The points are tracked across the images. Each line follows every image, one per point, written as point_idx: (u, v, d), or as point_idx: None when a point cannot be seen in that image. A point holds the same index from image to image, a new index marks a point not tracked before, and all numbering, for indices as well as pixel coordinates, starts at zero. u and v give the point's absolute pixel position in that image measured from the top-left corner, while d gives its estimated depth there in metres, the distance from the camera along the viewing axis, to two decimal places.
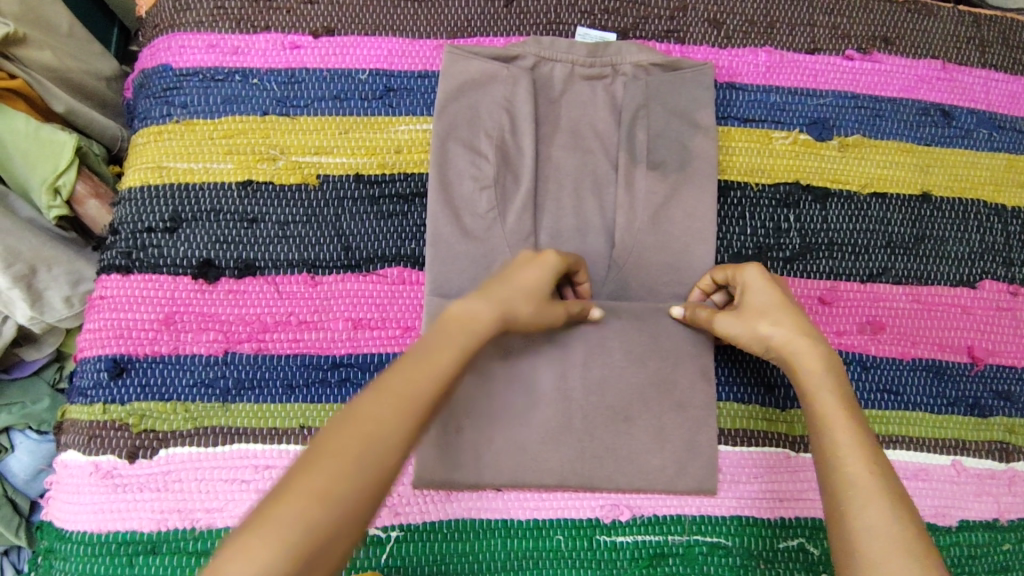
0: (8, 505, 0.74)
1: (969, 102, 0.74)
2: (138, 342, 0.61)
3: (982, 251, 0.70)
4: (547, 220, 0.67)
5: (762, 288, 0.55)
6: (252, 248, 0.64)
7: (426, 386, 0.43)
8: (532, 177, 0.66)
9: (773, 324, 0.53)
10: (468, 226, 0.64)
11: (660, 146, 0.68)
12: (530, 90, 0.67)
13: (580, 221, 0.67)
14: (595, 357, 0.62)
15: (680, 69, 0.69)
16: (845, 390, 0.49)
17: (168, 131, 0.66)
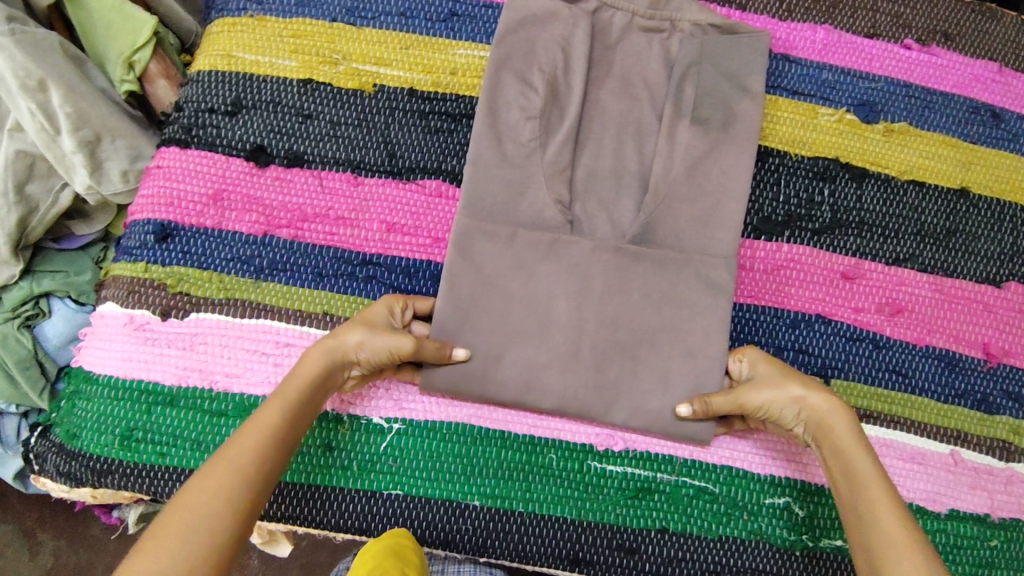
0: (36, 367, 0.74)
1: (1021, 108, 0.74)
2: (186, 211, 0.65)
3: (1013, 253, 0.70)
4: (585, 156, 0.68)
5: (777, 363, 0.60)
6: (303, 141, 0.67)
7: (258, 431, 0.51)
8: (578, 111, 0.67)
9: (807, 390, 0.57)
10: (508, 151, 0.65)
11: (707, 103, 0.68)
12: (588, 33, 0.68)
13: (618, 163, 0.68)
14: (614, 291, 0.63)
15: (738, 33, 0.69)
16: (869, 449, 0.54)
17: (241, 23, 0.69)
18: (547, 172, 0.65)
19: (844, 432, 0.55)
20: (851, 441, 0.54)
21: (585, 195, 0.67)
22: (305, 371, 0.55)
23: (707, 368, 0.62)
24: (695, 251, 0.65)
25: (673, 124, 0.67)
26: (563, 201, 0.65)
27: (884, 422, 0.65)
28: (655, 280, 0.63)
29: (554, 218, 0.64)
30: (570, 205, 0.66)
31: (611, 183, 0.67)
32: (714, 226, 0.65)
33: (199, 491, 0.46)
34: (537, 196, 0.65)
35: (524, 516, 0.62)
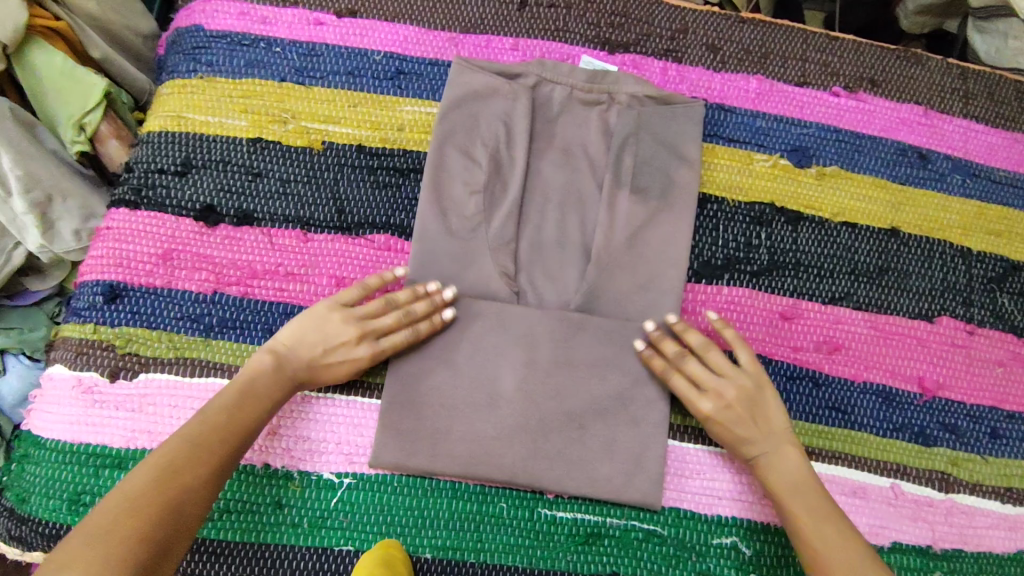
0: None
1: (947, 148, 0.78)
2: (136, 271, 0.65)
3: (943, 288, 0.74)
4: (528, 231, 0.71)
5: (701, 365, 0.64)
6: (253, 200, 0.68)
7: (234, 445, 0.56)
8: (521, 182, 0.71)
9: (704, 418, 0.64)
10: (454, 226, 0.69)
11: (646, 172, 0.73)
12: (529, 108, 0.73)
13: (562, 234, 0.72)
14: (561, 339, 0.66)
15: (673, 103, 0.74)
16: (783, 466, 0.61)
17: (192, 84, 0.71)
18: (494, 245, 0.69)
19: (775, 474, 0.61)
20: (785, 483, 0.60)
21: (531, 264, 0.70)
22: (273, 398, 0.59)
23: (649, 410, 0.65)
24: (635, 316, 0.69)
25: (612, 191, 0.72)
26: (509, 272, 0.69)
27: (825, 458, 0.67)
28: (598, 334, 0.67)
29: (501, 288, 0.68)
30: (516, 274, 0.70)
31: (556, 254, 0.71)
32: (652, 294, 0.69)
33: (168, 489, 0.50)
34: (484, 268, 0.68)
35: (477, 566, 0.62)
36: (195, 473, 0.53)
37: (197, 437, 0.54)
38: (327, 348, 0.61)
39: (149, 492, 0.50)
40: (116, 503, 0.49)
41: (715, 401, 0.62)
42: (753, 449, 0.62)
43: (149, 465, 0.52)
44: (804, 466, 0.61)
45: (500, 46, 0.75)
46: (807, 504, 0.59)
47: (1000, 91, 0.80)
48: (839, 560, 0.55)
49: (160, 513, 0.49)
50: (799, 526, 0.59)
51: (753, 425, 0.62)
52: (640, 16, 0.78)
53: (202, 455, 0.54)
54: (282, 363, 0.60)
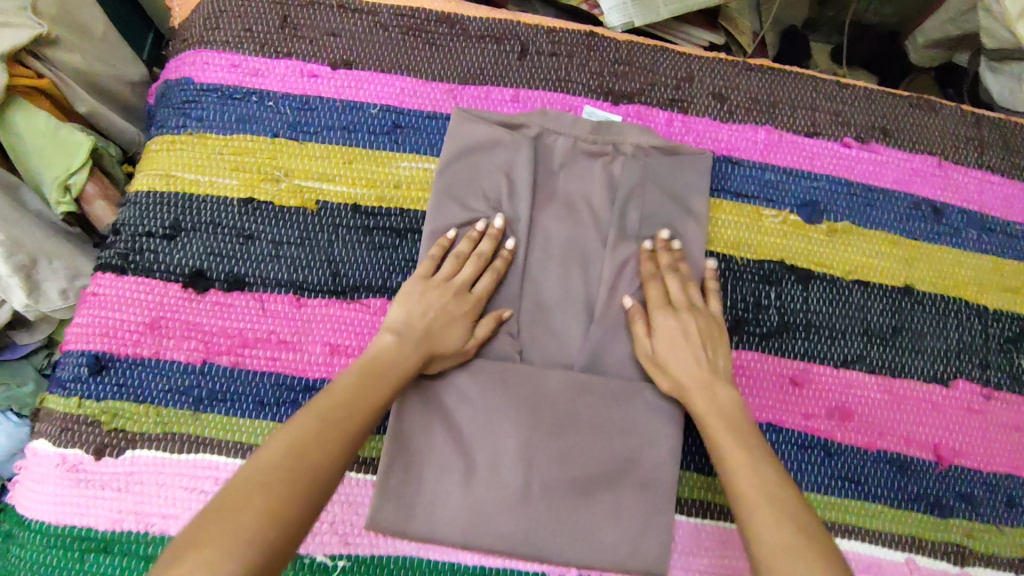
0: None
1: (962, 201, 0.75)
2: (122, 342, 0.63)
3: (959, 350, 0.71)
4: (530, 291, 0.68)
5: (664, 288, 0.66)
6: (243, 263, 0.65)
7: (357, 414, 0.52)
8: (523, 240, 0.69)
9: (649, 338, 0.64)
10: None
11: (651, 228, 0.70)
12: (530, 162, 0.70)
13: (565, 294, 0.68)
14: (564, 405, 0.63)
15: (680, 155, 0.72)
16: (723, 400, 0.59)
17: (181, 141, 0.69)
18: (494, 305, 0.67)
19: (707, 407, 0.58)
20: (715, 415, 0.57)
21: (532, 326, 0.68)
22: (398, 368, 0.56)
23: (656, 483, 0.63)
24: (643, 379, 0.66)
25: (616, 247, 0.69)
26: (511, 333, 0.66)
27: (838, 532, 0.65)
28: (603, 399, 0.64)
29: (503, 349, 0.66)
30: (519, 334, 0.67)
31: (559, 316, 0.68)
32: None
33: (297, 461, 0.46)
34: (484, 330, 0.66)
35: None
36: (329, 451, 0.48)
37: (326, 414, 0.50)
38: (443, 316, 0.61)
39: (286, 467, 0.45)
40: (251, 479, 0.44)
41: (668, 316, 0.63)
42: (680, 373, 0.61)
43: (297, 439, 0.48)
44: (709, 400, 0.58)
45: (500, 97, 0.73)
46: (735, 436, 0.55)
47: (1015, 141, 0.78)
48: (755, 487, 0.51)
49: (301, 492, 0.45)
50: (722, 458, 0.54)
51: (695, 350, 0.61)
52: (644, 64, 0.75)
53: (335, 434, 0.49)
54: (399, 342, 0.58)
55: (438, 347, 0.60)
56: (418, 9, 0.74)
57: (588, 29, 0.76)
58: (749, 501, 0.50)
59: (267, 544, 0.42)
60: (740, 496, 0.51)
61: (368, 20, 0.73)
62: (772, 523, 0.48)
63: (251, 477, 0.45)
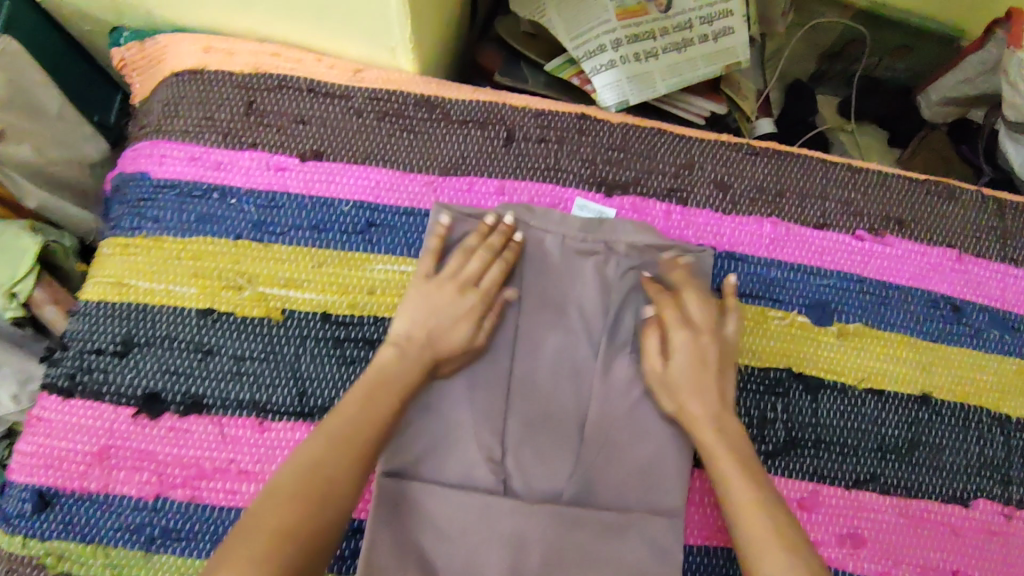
0: None
1: (983, 298, 0.69)
2: (69, 475, 0.58)
3: (979, 465, 0.66)
4: (517, 405, 0.62)
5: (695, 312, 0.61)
6: (202, 383, 0.60)
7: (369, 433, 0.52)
8: (508, 351, 0.63)
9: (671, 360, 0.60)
10: (430, 403, 0.61)
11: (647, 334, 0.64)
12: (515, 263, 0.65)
13: (553, 410, 0.62)
14: (551, 540, 0.58)
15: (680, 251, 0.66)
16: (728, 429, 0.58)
17: (135, 244, 0.63)
18: (476, 417, 0.61)
19: (707, 431, 0.57)
20: (716, 441, 0.57)
21: (518, 446, 0.61)
22: (407, 380, 0.56)
23: None
24: (638, 507, 0.61)
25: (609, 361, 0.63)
26: (493, 457, 0.60)
27: None
28: (593, 531, 0.59)
29: (484, 477, 0.60)
30: (502, 457, 0.61)
31: (547, 435, 0.62)
32: (654, 482, 0.61)
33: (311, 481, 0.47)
34: (466, 451, 0.60)
35: None
36: (334, 478, 0.48)
37: (333, 436, 0.50)
38: (441, 318, 0.59)
39: (295, 496, 0.46)
40: (265, 510, 0.45)
41: (680, 331, 0.61)
42: (685, 399, 0.59)
43: (305, 467, 0.48)
44: (716, 426, 0.57)
45: (484, 189, 0.67)
46: (743, 467, 0.55)
47: None
48: (756, 520, 0.51)
49: (309, 519, 0.46)
50: (723, 489, 0.54)
51: (708, 375, 0.59)
52: (640, 150, 0.69)
53: (343, 456, 0.49)
54: (402, 355, 0.57)
55: (439, 346, 0.58)
56: (396, 91, 0.68)
57: (581, 111, 0.70)
58: (749, 526, 0.51)
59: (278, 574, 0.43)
60: (742, 526, 0.51)
61: (340, 105, 0.67)
62: (774, 557, 0.49)
63: (265, 508, 0.46)
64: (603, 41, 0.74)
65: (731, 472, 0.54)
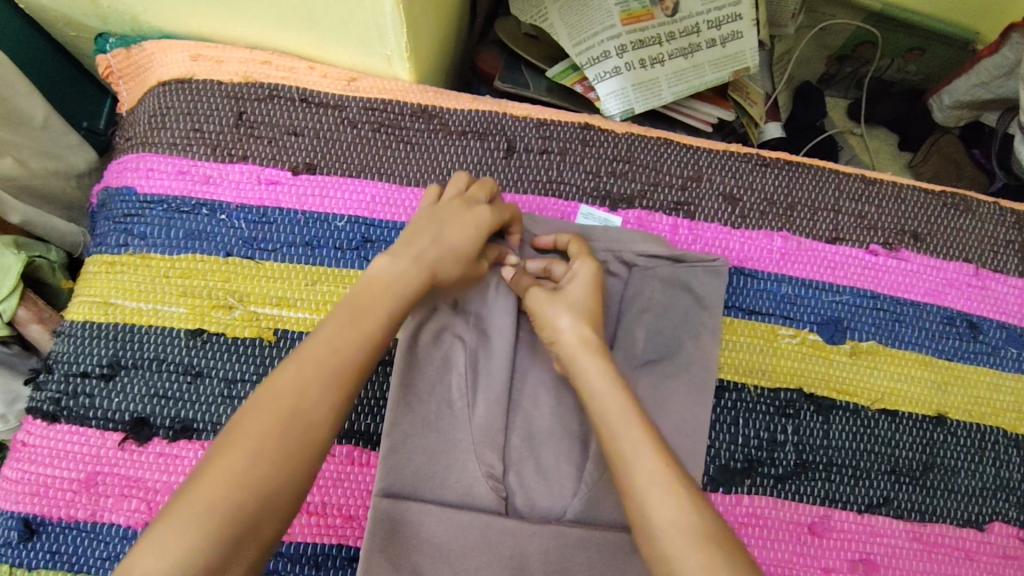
0: None
1: (1000, 314, 0.67)
2: (54, 502, 0.56)
3: (994, 488, 0.64)
4: (518, 421, 0.60)
5: (582, 283, 0.58)
6: (192, 407, 0.58)
7: (346, 357, 0.47)
8: (508, 364, 0.60)
9: (567, 318, 0.56)
10: (428, 416, 0.58)
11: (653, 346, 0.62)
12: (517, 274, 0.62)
13: (557, 425, 0.60)
14: (555, 564, 0.55)
15: (689, 261, 0.63)
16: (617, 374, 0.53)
17: (122, 262, 0.61)
18: (476, 434, 0.58)
19: (597, 369, 0.53)
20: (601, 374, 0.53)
21: (520, 462, 0.59)
22: (399, 289, 0.52)
23: None
24: None
25: None
26: (495, 473, 0.58)
27: None
28: (601, 555, 0.56)
29: (485, 495, 0.57)
30: (504, 474, 0.58)
31: (550, 449, 0.60)
32: None
33: (271, 422, 0.43)
34: (465, 468, 0.58)
35: None
36: (309, 407, 0.44)
37: (305, 366, 0.45)
38: (442, 230, 0.56)
39: (262, 429, 0.43)
40: (221, 465, 0.41)
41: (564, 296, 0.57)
42: (571, 332, 0.55)
43: (281, 388, 0.44)
44: (601, 360, 0.54)
45: None
46: (634, 406, 0.50)
47: None
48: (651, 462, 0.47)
49: (276, 448, 0.42)
50: (608, 428, 0.50)
51: (586, 304, 0.57)
52: (646, 162, 0.67)
53: (313, 390, 0.45)
54: (401, 258, 0.53)
55: (440, 243, 0.55)
56: (392, 101, 0.66)
57: (584, 120, 0.68)
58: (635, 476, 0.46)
59: (235, 507, 0.40)
60: (632, 467, 0.47)
61: (334, 115, 0.65)
62: (664, 499, 0.45)
63: (236, 433, 0.43)
64: (607, 47, 0.71)
65: (622, 424, 0.49)
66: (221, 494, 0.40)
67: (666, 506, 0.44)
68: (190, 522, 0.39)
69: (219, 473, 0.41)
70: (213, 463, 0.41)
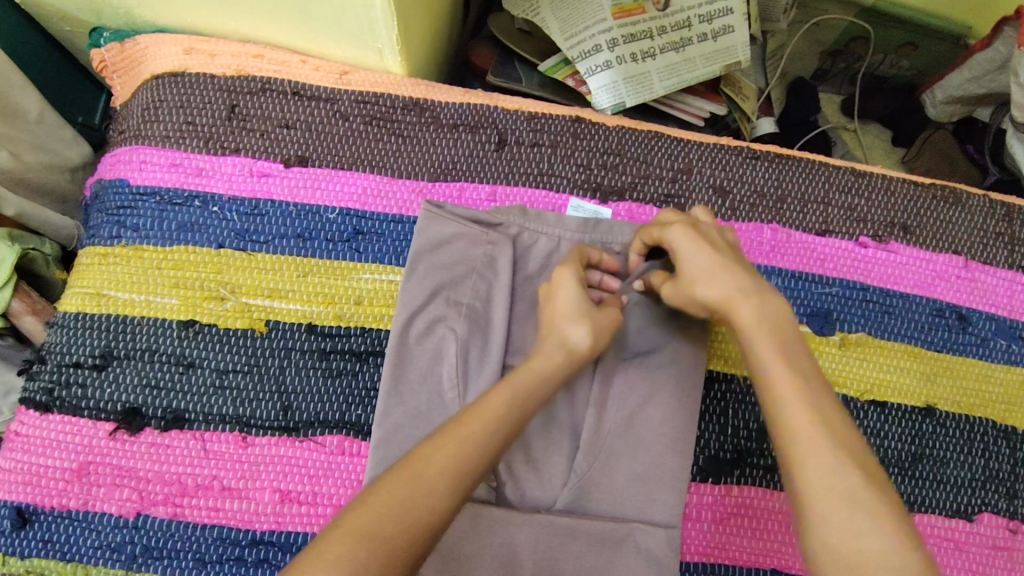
0: None
1: (989, 306, 0.67)
2: (47, 492, 0.56)
3: (984, 479, 0.64)
4: None
5: (693, 247, 0.54)
6: (184, 397, 0.58)
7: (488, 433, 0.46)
8: (501, 352, 0.60)
9: (711, 285, 0.52)
10: (419, 406, 0.58)
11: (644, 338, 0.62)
12: (510, 263, 0.62)
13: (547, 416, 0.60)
14: (543, 552, 0.56)
15: None
16: (787, 347, 0.48)
17: (115, 254, 0.61)
18: None
19: (750, 321, 0.49)
20: (758, 322, 0.49)
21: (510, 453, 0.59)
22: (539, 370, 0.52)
23: None
24: (636, 518, 0.58)
25: (605, 369, 0.61)
26: None
27: None
28: (589, 543, 0.57)
29: (476, 486, 0.57)
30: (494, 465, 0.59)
31: (541, 440, 0.59)
32: (653, 495, 0.58)
33: (417, 481, 0.42)
34: None
35: None
36: (475, 457, 0.45)
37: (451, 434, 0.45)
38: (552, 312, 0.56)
39: (410, 490, 0.42)
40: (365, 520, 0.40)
41: (694, 254, 0.54)
42: (713, 289, 0.52)
43: (447, 442, 0.45)
44: (757, 317, 0.50)
45: (475, 195, 0.65)
46: (804, 384, 0.46)
47: None
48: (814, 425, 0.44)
49: (419, 510, 0.41)
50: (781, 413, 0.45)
51: (714, 261, 0.53)
52: (636, 155, 0.67)
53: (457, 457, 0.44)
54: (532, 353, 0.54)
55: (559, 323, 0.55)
56: (384, 95, 0.66)
57: (575, 113, 0.68)
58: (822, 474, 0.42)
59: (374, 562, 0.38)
60: (808, 463, 0.43)
61: (326, 109, 0.65)
62: (858, 515, 0.41)
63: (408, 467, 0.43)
64: (598, 41, 0.72)
65: (798, 409, 0.45)
66: (364, 545, 0.39)
67: (827, 469, 0.42)
68: (360, 548, 0.38)
69: (360, 530, 0.39)
70: (379, 495, 0.41)
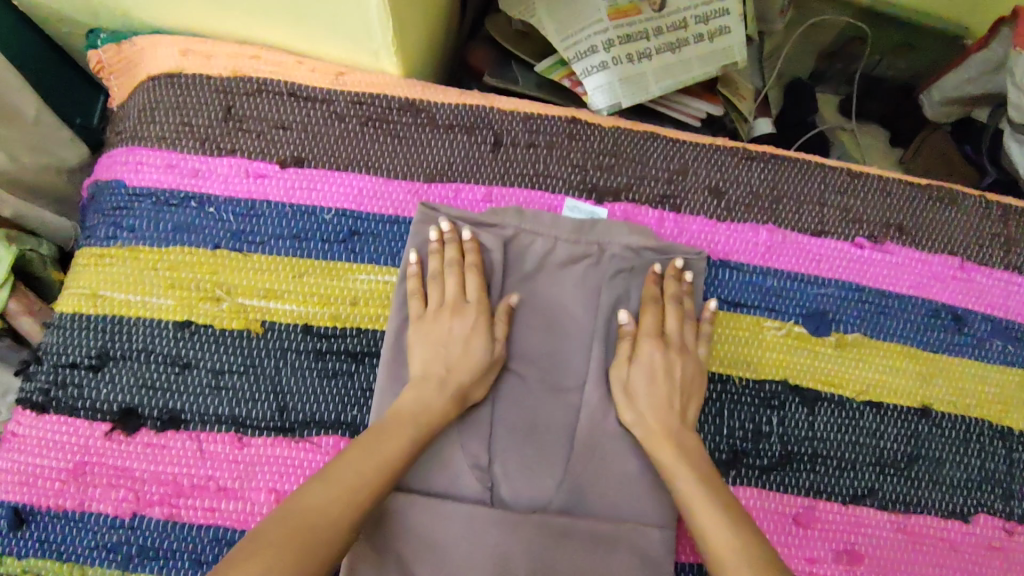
0: None
1: (985, 307, 0.67)
2: (43, 492, 0.56)
3: (980, 480, 0.64)
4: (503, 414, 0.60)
5: (641, 364, 0.60)
6: (179, 398, 0.59)
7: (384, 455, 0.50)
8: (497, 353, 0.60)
9: (640, 411, 0.59)
10: None
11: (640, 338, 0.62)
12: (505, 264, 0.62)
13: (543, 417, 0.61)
14: (539, 554, 0.55)
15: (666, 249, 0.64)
16: (693, 451, 0.56)
17: (111, 254, 0.61)
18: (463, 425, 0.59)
19: (666, 452, 0.56)
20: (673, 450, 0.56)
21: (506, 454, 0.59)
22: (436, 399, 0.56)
23: None
24: (632, 519, 0.58)
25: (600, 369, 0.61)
26: (480, 464, 0.58)
27: None
28: (584, 543, 0.56)
29: (471, 486, 0.57)
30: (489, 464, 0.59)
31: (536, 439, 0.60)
32: (647, 496, 0.59)
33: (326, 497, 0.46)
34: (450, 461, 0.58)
35: None
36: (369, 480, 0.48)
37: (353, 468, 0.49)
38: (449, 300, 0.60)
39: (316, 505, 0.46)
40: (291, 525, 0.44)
41: (652, 343, 0.61)
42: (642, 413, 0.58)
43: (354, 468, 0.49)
44: (672, 438, 0.57)
45: (471, 196, 0.65)
46: (700, 479, 0.54)
47: None
48: (710, 508, 0.51)
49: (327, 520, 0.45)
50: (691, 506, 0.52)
51: (665, 388, 0.59)
52: (632, 155, 0.67)
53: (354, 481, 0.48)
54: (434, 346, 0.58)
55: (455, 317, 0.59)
56: (380, 96, 0.66)
57: (571, 114, 0.68)
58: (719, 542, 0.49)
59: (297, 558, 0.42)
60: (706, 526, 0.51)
61: (322, 110, 0.65)
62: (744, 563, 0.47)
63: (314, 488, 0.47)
64: (594, 41, 0.72)
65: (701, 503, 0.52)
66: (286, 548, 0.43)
67: (721, 533, 0.49)
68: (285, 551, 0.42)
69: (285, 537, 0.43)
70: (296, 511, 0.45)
